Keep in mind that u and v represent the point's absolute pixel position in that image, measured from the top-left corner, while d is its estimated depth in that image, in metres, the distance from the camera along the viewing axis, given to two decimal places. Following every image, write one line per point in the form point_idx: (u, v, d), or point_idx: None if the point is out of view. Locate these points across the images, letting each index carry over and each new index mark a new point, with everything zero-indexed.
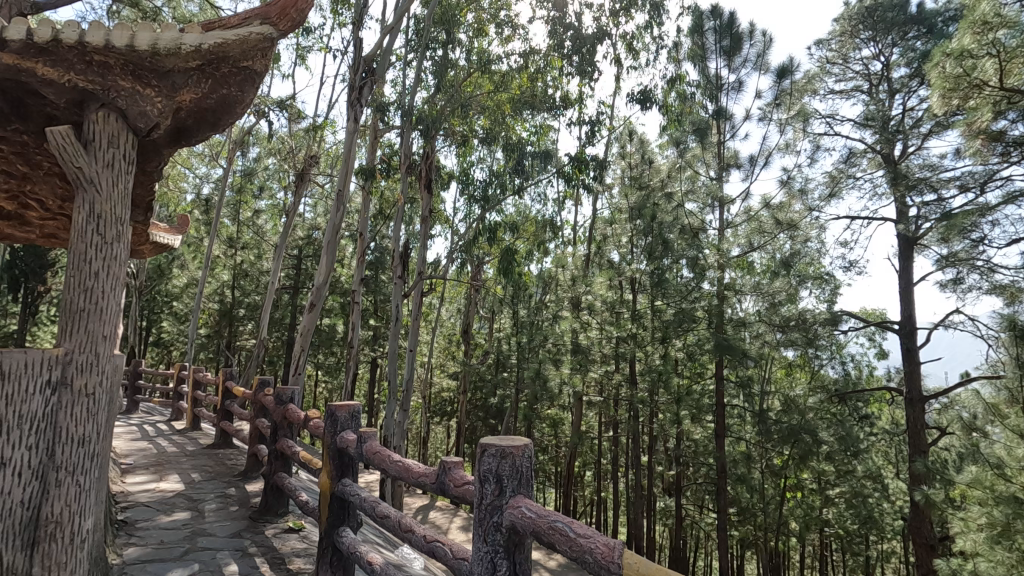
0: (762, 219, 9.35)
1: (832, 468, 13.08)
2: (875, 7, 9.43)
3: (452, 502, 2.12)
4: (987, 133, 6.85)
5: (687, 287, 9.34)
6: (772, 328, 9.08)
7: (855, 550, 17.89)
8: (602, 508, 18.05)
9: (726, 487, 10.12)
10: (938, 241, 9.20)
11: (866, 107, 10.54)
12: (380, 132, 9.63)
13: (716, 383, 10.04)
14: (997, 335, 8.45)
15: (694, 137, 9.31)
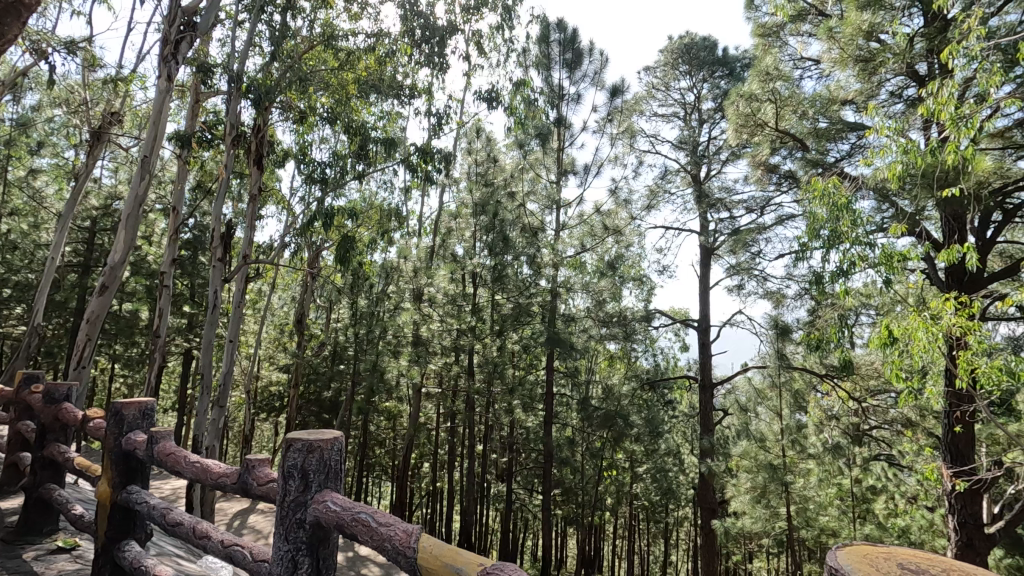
0: (594, 223, 10.21)
1: (641, 448, 14.79)
2: (691, 46, 10.85)
3: (256, 502, 2.00)
4: (766, 165, 8.31)
5: (525, 283, 9.85)
6: (597, 323, 10.08)
7: (656, 519, 20.47)
8: (437, 499, 18.23)
9: (552, 470, 10.89)
10: (728, 253, 10.89)
11: (680, 131, 12.05)
12: (202, 95, 8.55)
13: (547, 373, 10.73)
14: (766, 332, 10.30)
15: (536, 141, 9.81)
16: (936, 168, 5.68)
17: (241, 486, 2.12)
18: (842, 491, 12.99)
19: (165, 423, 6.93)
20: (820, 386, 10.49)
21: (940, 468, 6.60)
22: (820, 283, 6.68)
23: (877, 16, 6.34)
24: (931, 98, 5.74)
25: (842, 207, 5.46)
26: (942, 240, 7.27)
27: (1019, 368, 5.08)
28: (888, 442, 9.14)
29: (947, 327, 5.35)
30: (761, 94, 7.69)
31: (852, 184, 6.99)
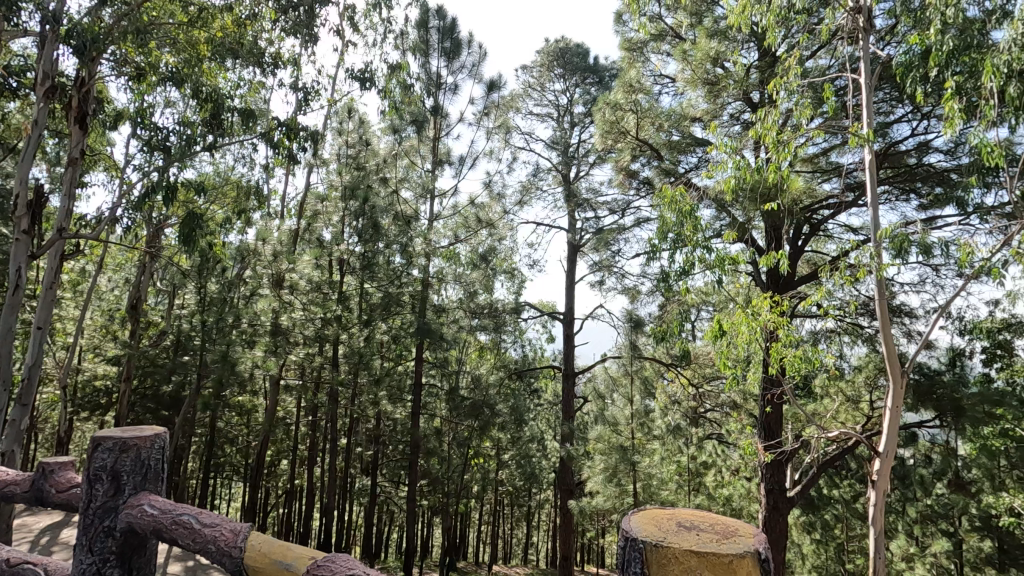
0: (468, 214, 10.26)
1: (507, 435, 15.27)
2: (565, 50, 11.34)
3: (58, 509, 2.06)
4: (627, 170, 8.98)
5: (396, 272, 9.62)
6: (468, 314, 10.20)
7: (520, 503, 21.33)
8: (296, 497, 17.21)
9: (418, 461, 10.82)
10: (592, 250, 11.60)
11: (553, 131, 12.54)
12: (4, 34, 7.10)
13: (416, 364, 10.61)
14: (622, 325, 11.16)
15: (412, 128, 9.58)
16: (761, 185, 6.53)
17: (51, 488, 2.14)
18: (680, 467, 14.57)
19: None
20: (666, 373, 11.63)
21: (755, 443, 7.67)
22: (667, 281, 7.38)
23: (722, 45, 7.27)
24: (760, 123, 6.61)
25: (687, 213, 6.08)
26: (764, 247, 8.42)
27: (815, 357, 6.08)
28: (718, 422, 10.43)
29: (764, 321, 6.22)
30: (625, 103, 8.24)
31: (697, 194, 7.81)
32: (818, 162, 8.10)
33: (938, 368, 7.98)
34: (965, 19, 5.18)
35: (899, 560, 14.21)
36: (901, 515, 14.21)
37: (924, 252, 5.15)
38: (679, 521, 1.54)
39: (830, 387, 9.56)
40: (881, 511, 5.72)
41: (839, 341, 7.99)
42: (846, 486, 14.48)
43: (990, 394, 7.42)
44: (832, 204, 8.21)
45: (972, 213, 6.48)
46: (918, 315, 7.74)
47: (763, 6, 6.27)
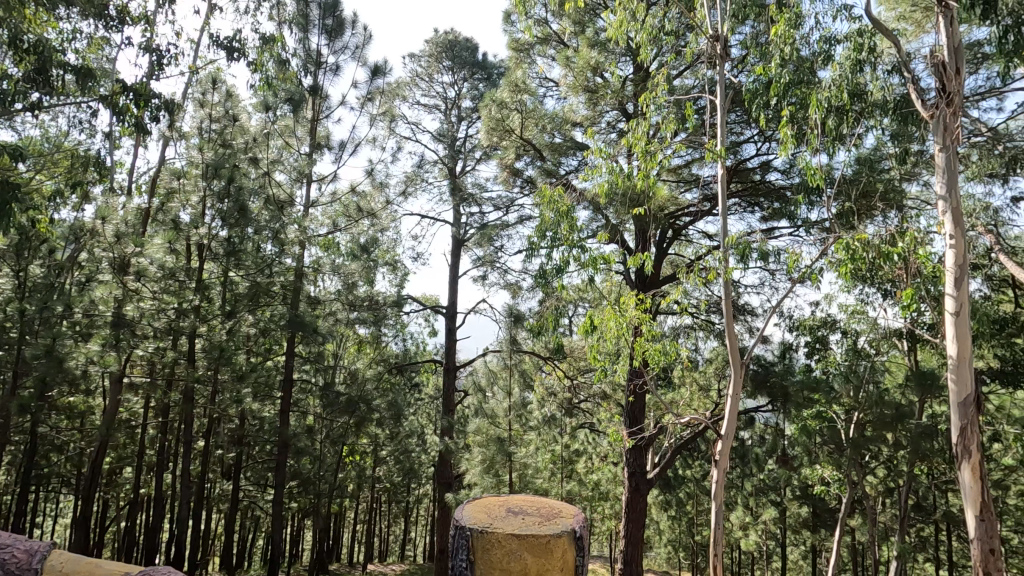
0: (348, 202, 9.81)
1: (386, 431, 14.93)
2: (454, 43, 11.26)
3: None
4: (511, 169, 9.18)
5: (266, 260, 8.93)
6: (345, 307, 9.79)
7: (398, 499, 21.01)
8: (141, 509, 15.39)
9: (287, 462, 10.18)
10: (476, 245, 11.69)
11: (440, 124, 12.43)
12: None
13: (287, 359, 9.97)
14: (503, 320, 11.39)
15: (288, 107, 8.94)
16: (631, 190, 7.00)
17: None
18: (554, 455, 15.27)
19: None
20: (543, 366, 12.08)
21: (620, 430, 8.24)
22: (545, 278, 7.64)
23: (601, 56, 7.70)
24: (632, 133, 7.09)
25: (564, 213, 6.35)
26: (634, 249, 9.06)
27: (672, 350, 6.68)
28: (590, 412, 11.06)
29: (629, 317, 6.71)
30: (511, 102, 8.36)
31: (575, 195, 8.20)
32: (681, 173, 8.88)
33: (771, 360, 9.12)
34: (800, 57, 5.97)
35: (737, 529, 16.15)
36: (740, 489, 16.16)
37: (762, 258, 5.86)
38: (513, 506, 2.42)
39: (686, 377, 10.54)
40: (722, 486, 6.43)
41: (694, 336, 8.83)
42: (697, 466, 16.13)
43: (809, 382, 8.66)
44: (692, 212, 9.05)
45: (800, 226, 7.51)
46: (757, 313, 8.82)
47: (638, 23, 6.72)
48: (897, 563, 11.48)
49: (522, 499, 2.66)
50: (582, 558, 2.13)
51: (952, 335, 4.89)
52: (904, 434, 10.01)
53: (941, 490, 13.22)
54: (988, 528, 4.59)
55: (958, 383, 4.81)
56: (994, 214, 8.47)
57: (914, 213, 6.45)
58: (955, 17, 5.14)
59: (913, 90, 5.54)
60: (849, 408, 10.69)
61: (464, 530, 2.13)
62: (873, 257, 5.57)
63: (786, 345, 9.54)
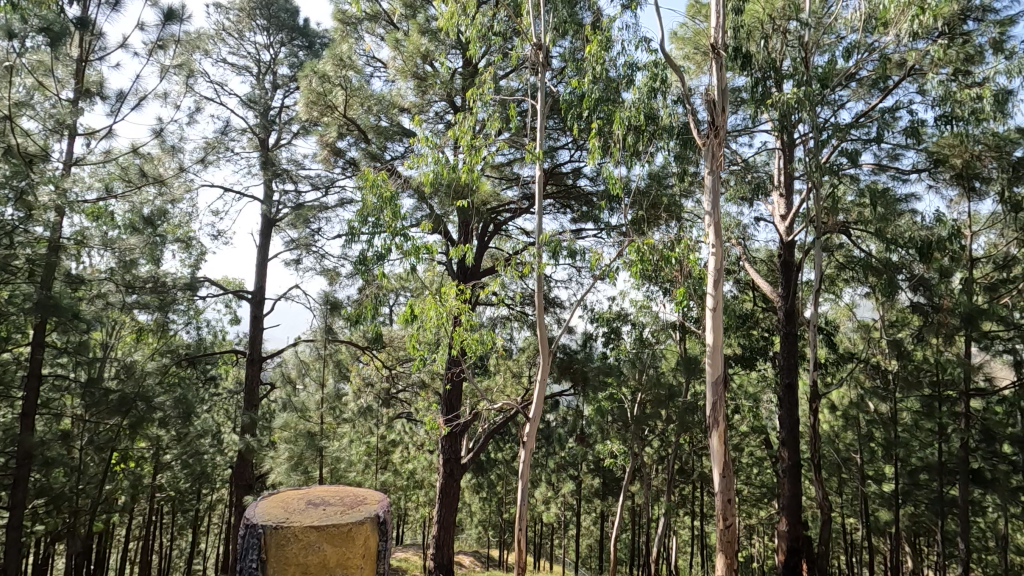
0: (128, 165, 8.25)
1: (170, 432, 12.99)
2: (272, 1, 10.18)
3: None
4: (333, 148, 8.64)
5: (4, 225, 7.00)
6: (120, 288, 8.26)
7: (183, 509, 18.53)
8: None
9: (29, 476, 8.23)
10: (289, 226, 10.76)
11: (251, 88, 11.15)
12: None
13: (33, 350, 8.03)
14: (318, 307, 10.72)
15: (44, 40, 7.15)
16: (456, 183, 7.08)
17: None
18: (369, 448, 14.90)
19: None
20: (361, 356, 11.71)
21: (436, 418, 8.32)
22: (365, 265, 7.37)
23: (431, 44, 7.68)
24: (459, 126, 7.17)
25: (388, 199, 6.20)
26: (456, 240, 9.21)
27: (489, 340, 6.95)
28: (407, 402, 11.01)
29: (449, 307, 6.82)
30: (334, 77, 7.82)
31: (400, 182, 8.03)
32: (504, 171, 9.29)
33: (575, 349, 10.06)
34: (608, 77, 6.64)
35: (540, 503, 17.59)
36: (544, 467, 17.61)
37: (570, 255, 6.42)
38: (314, 497, 2.31)
39: (501, 365, 11.11)
40: (529, 465, 6.89)
41: (510, 327, 9.31)
42: (507, 448, 17.12)
43: (604, 367, 9.78)
44: (512, 209, 9.53)
45: (603, 228, 8.40)
46: (564, 306, 9.64)
47: (468, 18, 6.80)
48: (664, 519, 13.60)
49: (322, 488, 2.55)
50: (384, 541, 2.14)
51: (710, 327, 5.91)
52: (674, 410, 11.86)
53: (698, 455, 16.00)
54: (727, 482, 5.66)
55: (712, 366, 5.84)
56: (743, 230, 10.47)
57: (688, 224, 7.62)
58: (723, 64, 6.19)
59: (692, 120, 6.55)
60: (634, 390, 12.32)
61: (256, 528, 1.97)
62: (657, 259, 6.45)
63: (588, 335, 10.61)
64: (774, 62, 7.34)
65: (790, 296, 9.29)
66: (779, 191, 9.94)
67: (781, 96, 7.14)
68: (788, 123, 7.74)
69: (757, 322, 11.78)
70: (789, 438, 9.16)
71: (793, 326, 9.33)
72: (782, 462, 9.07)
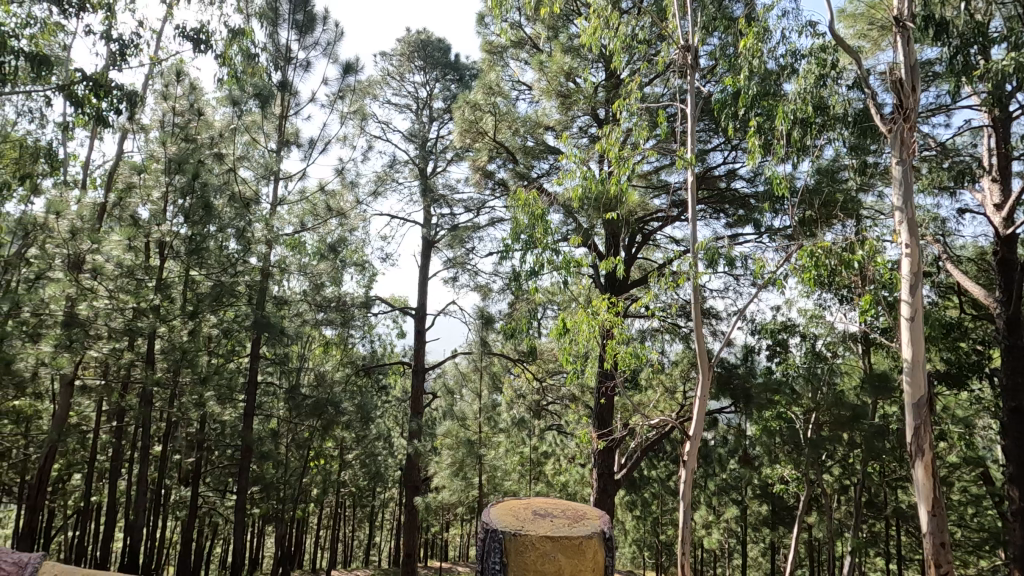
0: (316, 201, 9.60)
1: (351, 434, 14.62)
2: (427, 44, 11.20)
3: None
4: (483, 171, 9.17)
5: (230, 258, 8.60)
6: (312, 308, 9.53)
7: (362, 503, 20.63)
8: (90, 517, 14.88)
9: (250, 466, 9.79)
10: (447, 247, 11.60)
11: (412, 124, 12.31)
12: None
13: (252, 361, 9.55)
14: (473, 322, 11.33)
15: (255, 102, 8.66)
16: (604, 195, 7.03)
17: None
18: (523, 458, 15.30)
19: None
20: (513, 369, 12.11)
21: (589, 432, 8.26)
22: (517, 280, 7.63)
23: (574, 61, 7.76)
24: (604, 138, 7.13)
25: (539, 217, 6.36)
26: (604, 252, 9.18)
27: (642, 353, 6.73)
28: (558, 415, 11.09)
29: (601, 320, 6.74)
30: (484, 105, 8.31)
31: (547, 199, 8.23)
32: (651, 179, 9.07)
33: (734, 363, 9.36)
34: (766, 70, 6.14)
35: (700, 527, 16.54)
36: (703, 489, 16.54)
37: (729, 263, 6.00)
38: (537, 508, 2.46)
39: (654, 381, 10.73)
40: (690, 486, 6.51)
41: (661, 339, 8.97)
42: (662, 467, 16.42)
43: (770, 384, 8.95)
44: (660, 217, 9.25)
45: (764, 232, 7.76)
46: (721, 317, 9.03)
47: (611, 31, 6.79)
48: (851, 559, 11.91)
49: (541, 500, 2.70)
50: (610, 557, 2.21)
51: (907, 339, 5.07)
52: (859, 433, 10.36)
53: (891, 486, 13.82)
54: (939, 522, 4.79)
55: (911, 385, 5.04)
56: (941, 225, 8.94)
57: (870, 223, 6.69)
58: (912, 37, 5.40)
59: (872, 105, 5.78)
60: (807, 409, 11.07)
61: (496, 533, 2.15)
62: (834, 264, 5.76)
63: (750, 348, 9.78)
64: (980, 26, 6.19)
65: (1014, 301, 7.65)
66: (990, 177, 8.33)
67: (992, 65, 5.99)
68: (1003, 95, 6.47)
69: (966, 333, 9.92)
70: (1018, 473, 7.51)
71: (1019, 337, 7.68)
72: (1010, 503, 7.45)
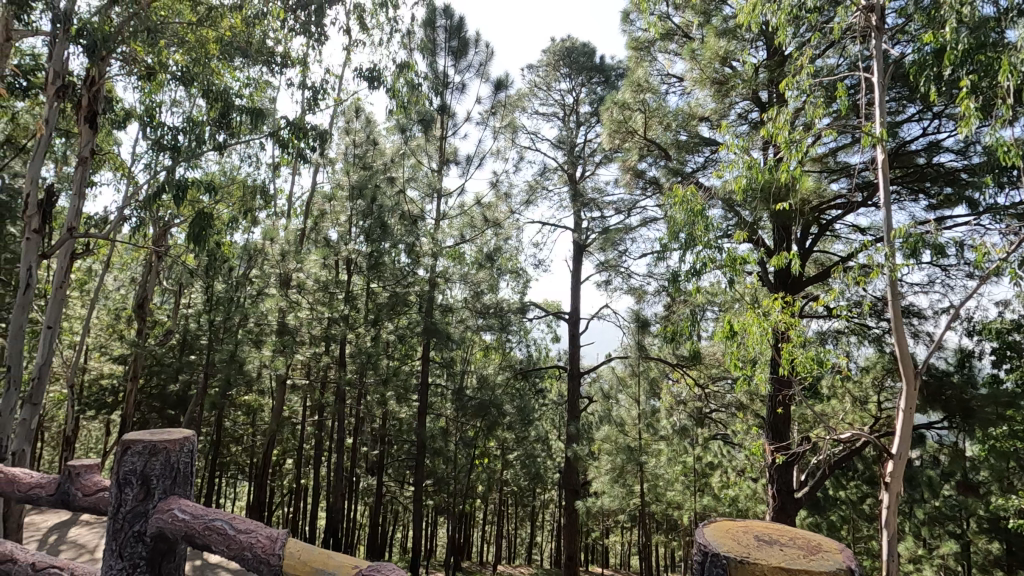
0: (474, 214, 10.16)
1: (511, 435, 15.17)
2: (572, 50, 11.26)
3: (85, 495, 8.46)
4: (634, 170, 8.91)
5: (402, 271, 9.47)
6: (474, 314, 10.07)
7: (524, 503, 21.27)
8: (301, 496, 17.42)
9: (424, 461, 10.64)
10: (599, 250, 11.51)
11: (559, 131, 12.47)
12: (15, 33, 6.99)
13: (423, 364, 10.38)
14: (628, 325, 11.05)
15: (419, 127, 9.46)
16: (772, 184, 6.37)
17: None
18: (686, 468, 14.50)
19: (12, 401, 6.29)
20: (672, 374, 11.57)
21: (764, 444, 7.53)
22: (676, 281, 7.26)
23: (731, 43, 7.18)
24: (770, 122, 6.47)
25: (698, 213, 5.96)
26: (772, 247, 8.35)
27: (826, 358, 5.93)
28: (725, 424, 10.32)
29: (775, 321, 6.08)
30: (633, 103, 8.12)
31: (706, 194, 7.72)
32: (827, 162, 8.05)
33: (946, 370, 7.86)
34: (982, 18, 5.07)
35: (906, 562, 14.13)
36: (909, 517, 14.11)
37: (939, 252, 5.04)
38: (753, 537, 1.69)
39: (840, 389, 9.46)
40: (895, 514, 5.56)
41: (848, 342, 7.86)
42: (853, 488, 14.39)
43: (1002, 397, 7.33)
44: (840, 204, 8.15)
45: (984, 212, 6.40)
46: (927, 316, 7.65)
47: (774, 4, 6.17)
48: None
49: (759, 521, 1.86)
50: None
51: None
52: None
53: None
54: None
55: None
56: None
57: None
58: None
59: None
60: None
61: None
62: None
63: (968, 352, 8.13)
64: None
65: None
66: None
67: None
68: None
69: None
70: None
71: None
72: None
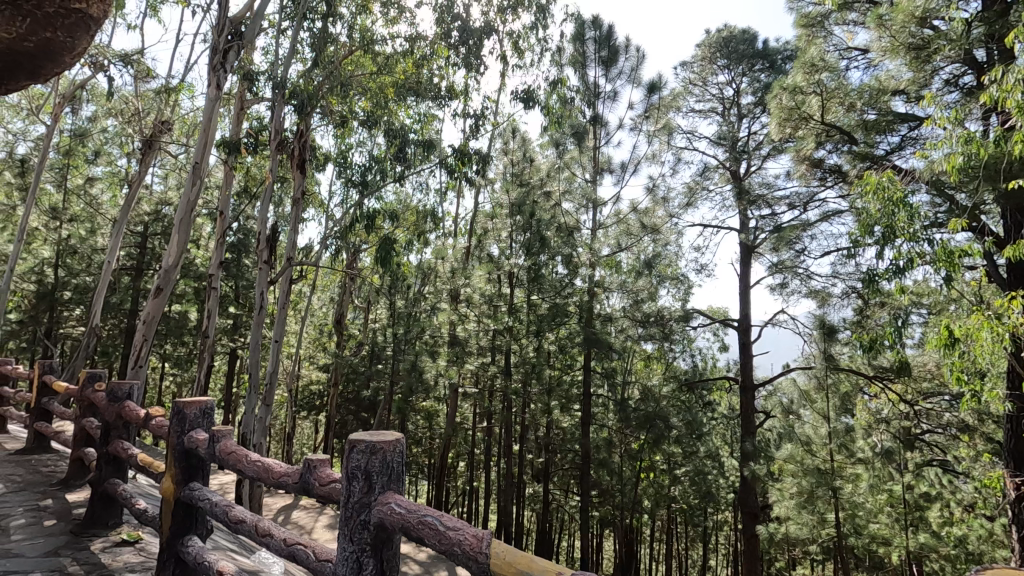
0: (630, 221, 9.97)
1: (679, 450, 14.44)
2: (730, 39, 10.54)
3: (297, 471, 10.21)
4: (810, 160, 7.99)
5: (560, 282, 9.63)
6: (634, 323, 9.83)
7: (695, 522, 20.01)
8: (473, 498, 18.49)
9: (590, 471, 10.61)
10: (771, 251, 10.51)
11: (719, 127, 11.73)
12: (247, 102, 8.64)
13: (584, 374, 10.39)
14: (811, 333, 9.88)
15: (573, 140, 9.61)
16: (1001, 159, 5.24)
17: (210, 524, 3.03)
18: (892, 497, 12.44)
19: (250, 403, 7.63)
20: (869, 388, 10.06)
21: (1004, 476, 6.14)
22: (872, 281, 6.29)
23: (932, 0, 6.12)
24: (992, 86, 5.35)
25: (900, 202, 5.11)
26: (1003, 236, 6.84)
27: None
28: (944, 449, 8.66)
29: (1014, 326, 4.93)
30: (807, 86, 7.33)
31: (906, 179, 6.60)
32: None
33: None
34: None
35: None
36: None
37: None
38: None
39: None
40: None
41: None
42: None
43: None
44: None
45: None
46: None
47: None
48: None
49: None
50: None
51: None
52: None
53: None
54: None
55: None
56: None
57: None
58: None
59: None
60: None
61: None
62: None
63: None
64: None
65: None
66: None
67: None
68: None
69: None
70: None
71: None
72: None
